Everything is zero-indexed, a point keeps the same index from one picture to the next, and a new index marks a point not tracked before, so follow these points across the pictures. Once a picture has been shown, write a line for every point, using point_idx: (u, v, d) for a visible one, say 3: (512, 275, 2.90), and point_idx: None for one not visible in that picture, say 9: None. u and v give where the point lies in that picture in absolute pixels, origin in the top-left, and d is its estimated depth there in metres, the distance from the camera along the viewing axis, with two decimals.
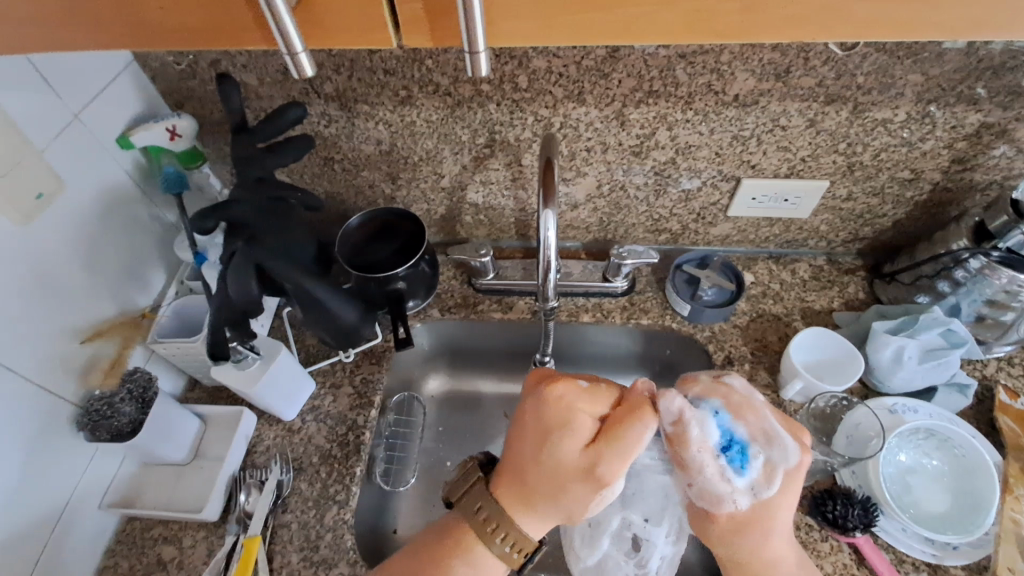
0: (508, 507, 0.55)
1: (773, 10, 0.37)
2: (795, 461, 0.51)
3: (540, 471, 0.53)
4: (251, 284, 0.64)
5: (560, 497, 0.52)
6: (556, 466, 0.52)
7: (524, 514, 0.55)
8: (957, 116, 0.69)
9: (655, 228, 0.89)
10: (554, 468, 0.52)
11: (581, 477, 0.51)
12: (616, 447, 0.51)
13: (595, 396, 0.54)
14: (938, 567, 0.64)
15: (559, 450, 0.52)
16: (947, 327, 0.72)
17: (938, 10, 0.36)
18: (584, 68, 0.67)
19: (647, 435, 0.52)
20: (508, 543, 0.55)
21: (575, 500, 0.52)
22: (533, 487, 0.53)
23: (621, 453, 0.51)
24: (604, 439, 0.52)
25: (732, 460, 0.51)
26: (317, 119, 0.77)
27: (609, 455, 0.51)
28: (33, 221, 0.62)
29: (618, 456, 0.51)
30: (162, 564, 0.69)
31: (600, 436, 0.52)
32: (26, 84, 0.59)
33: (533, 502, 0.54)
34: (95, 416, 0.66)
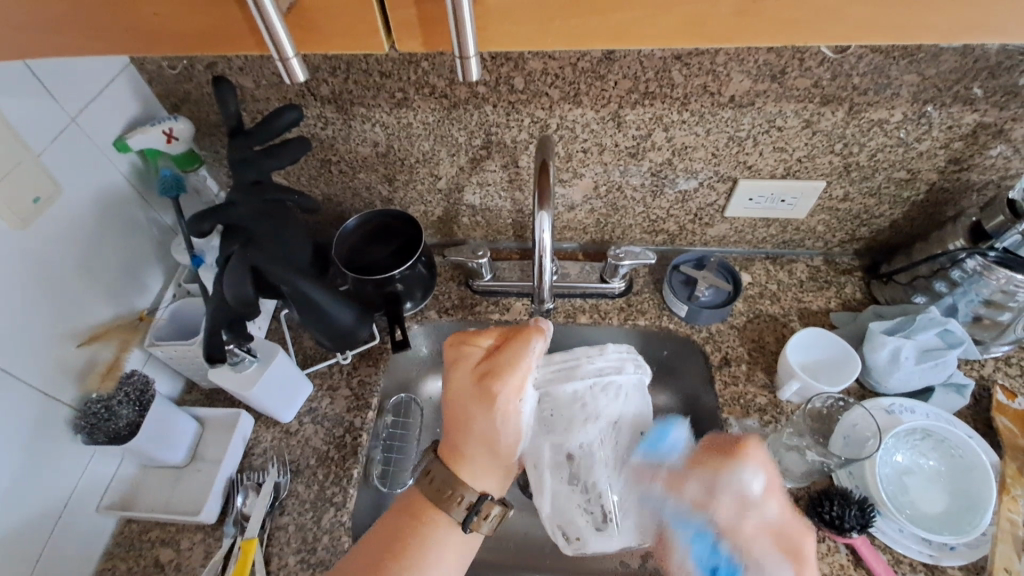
0: (449, 464, 0.58)
1: (764, 15, 0.37)
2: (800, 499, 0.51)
3: (452, 408, 0.59)
4: (247, 286, 0.63)
5: (472, 424, 0.58)
6: (466, 395, 0.58)
7: (467, 463, 0.58)
8: (953, 116, 0.69)
9: (653, 229, 0.89)
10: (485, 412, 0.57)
11: (481, 397, 0.58)
12: (504, 364, 0.58)
13: (480, 334, 0.62)
14: (936, 567, 0.64)
15: (461, 381, 0.59)
16: (945, 327, 0.71)
17: (929, 12, 0.36)
18: (579, 70, 0.67)
19: (534, 350, 0.60)
20: (466, 505, 0.56)
21: (484, 421, 0.57)
22: (452, 430, 0.59)
23: (513, 368, 0.59)
24: (495, 359, 0.59)
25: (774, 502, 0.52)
26: (313, 122, 0.77)
27: (500, 374, 0.58)
28: (30, 225, 0.62)
29: (509, 373, 0.58)
30: (159, 566, 0.69)
31: (494, 360, 0.59)
32: (22, 88, 0.59)
33: (467, 447, 0.58)
34: (93, 419, 0.66)
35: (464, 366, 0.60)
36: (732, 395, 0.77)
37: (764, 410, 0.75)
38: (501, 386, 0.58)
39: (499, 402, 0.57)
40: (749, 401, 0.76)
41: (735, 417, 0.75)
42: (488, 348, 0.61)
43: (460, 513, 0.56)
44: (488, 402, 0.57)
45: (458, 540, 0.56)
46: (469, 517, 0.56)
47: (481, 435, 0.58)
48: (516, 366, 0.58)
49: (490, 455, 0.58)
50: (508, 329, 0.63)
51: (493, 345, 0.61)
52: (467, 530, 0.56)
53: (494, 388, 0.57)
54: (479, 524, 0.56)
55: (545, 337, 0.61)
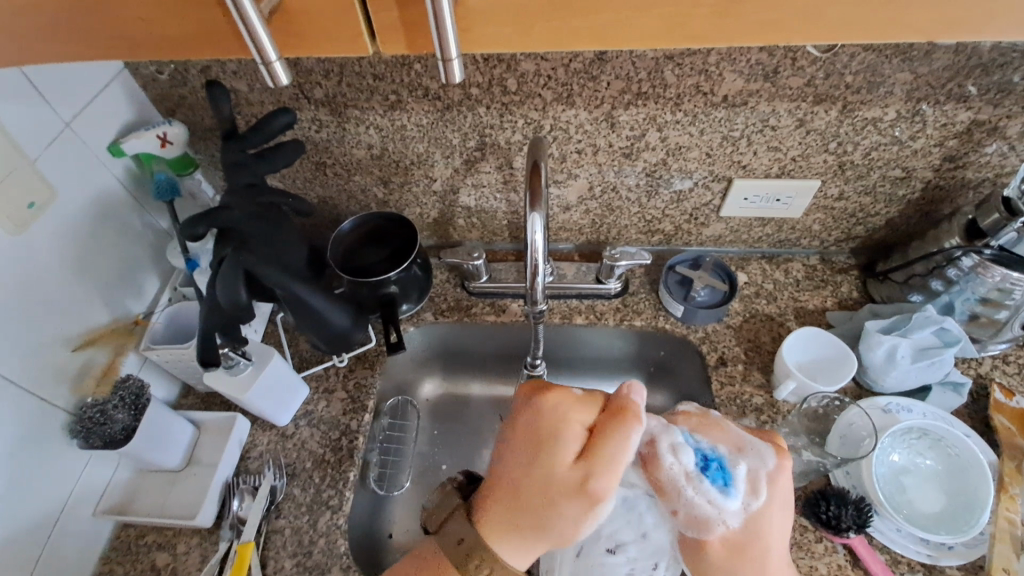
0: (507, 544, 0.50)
1: (746, 16, 0.37)
2: (772, 464, 0.51)
3: (522, 492, 0.50)
4: (239, 288, 0.63)
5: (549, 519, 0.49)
6: (549, 487, 0.49)
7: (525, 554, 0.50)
8: (947, 114, 0.69)
9: (648, 229, 0.89)
10: (554, 495, 0.49)
11: (571, 493, 0.48)
12: (603, 458, 0.49)
13: (581, 407, 0.52)
14: (934, 567, 0.63)
15: (552, 470, 0.49)
16: (940, 326, 0.71)
17: (912, 11, 0.36)
18: (572, 71, 0.67)
19: (634, 441, 0.50)
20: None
21: (566, 520, 0.48)
22: (525, 520, 0.49)
23: (613, 465, 0.49)
24: (594, 454, 0.49)
25: (714, 478, 0.50)
26: (307, 125, 0.77)
27: (604, 471, 0.48)
28: (25, 230, 0.62)
29: (610, 471, 0.49)
30: (156, 570, 0.69)
31: (590, 449, 0.50)
32: (15, 94, 0.59)
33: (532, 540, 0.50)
34: (87, 424, 0.66)
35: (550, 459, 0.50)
36: (729, 395, 0.77)
37: (761, 410, 0.75)
38: (602, 488, 0.48)
39: (594, 506, 0.48)
40: (745, 401, 0.76)
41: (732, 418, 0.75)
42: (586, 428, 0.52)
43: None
44: (572, 503, 0.48)
45: None
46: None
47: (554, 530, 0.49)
48: (617, 459, 0.49)
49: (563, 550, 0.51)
50: (605, 403, 0.53)
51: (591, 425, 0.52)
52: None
53: (591, 489, 0.48)
54: None
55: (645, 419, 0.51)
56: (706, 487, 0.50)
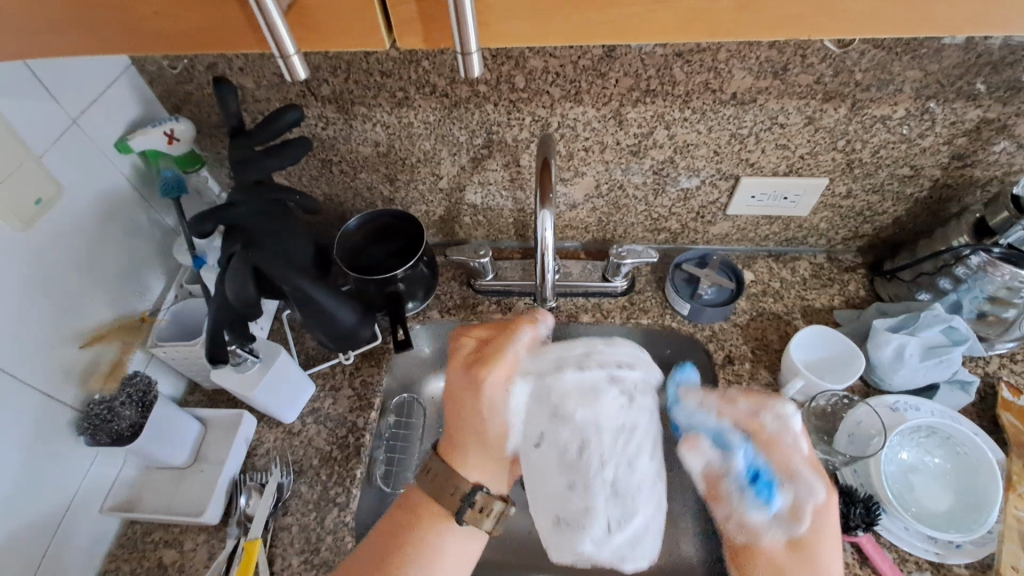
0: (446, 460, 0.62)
1: (765, 11, 0.37)
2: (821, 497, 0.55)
3: (448, 404, 0.63)
4: (249, 287, 0.63)
5: (466, 413, 0.61)
6: (458, 386, 0.62)
7: (465, 458, 0.61)
8: (956, 112, 0.69)
9: (655, 227, 0.89)
10: (460, 392, 0.62)
11: (470, 384, 0.61)
12: (490, 354, 0.62)
13: (474, 331, 0.66)
14: (942, 566, 0.63)
15: (456, 373, 0.62)
16: (949, 324, 0.71)
17: (931, 8, 0.36)
18: (580, 67, 0.67)
19: (521, 339, 0.63)
20: (461, 495, 0.59)
21: (474, 411, 0.61)
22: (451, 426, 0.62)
23: (501, 360, 0.62)
24: (486, 353, 0.62)
25: (760, 490, 0.56)
26: (314, 122, 0.77)
27: (493, 364, 0.61)
28: (33, 226, 0.62)
29: (497, 363, 0.61)
30: (163, 567, 0.69)
31: (482, 352, 0.63)
32: (24, 90, 0.59)
33: (465, 440, 0.62)
34: (95, 420, 0.66)
35: (454, 365, 0.63)
36: None
37: None
38: (487, 373, 0.60)
39: (484, 389, 0.60)
40: None
41: None
42: (478, 342, 0.64)
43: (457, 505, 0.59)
44: (472, 392, 0.61)
45: (456, 535, 0.59)
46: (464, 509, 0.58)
47: (474, 424, 0.61)
48: (504, 355, 0.62)
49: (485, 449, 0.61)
50: (503, 324, 0.67)
51: (483, 341, 0.65)
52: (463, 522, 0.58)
53: (478, 374, 0.61)
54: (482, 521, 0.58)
55: (533, 327, 0.64)
56: (750, 497, 0.56)
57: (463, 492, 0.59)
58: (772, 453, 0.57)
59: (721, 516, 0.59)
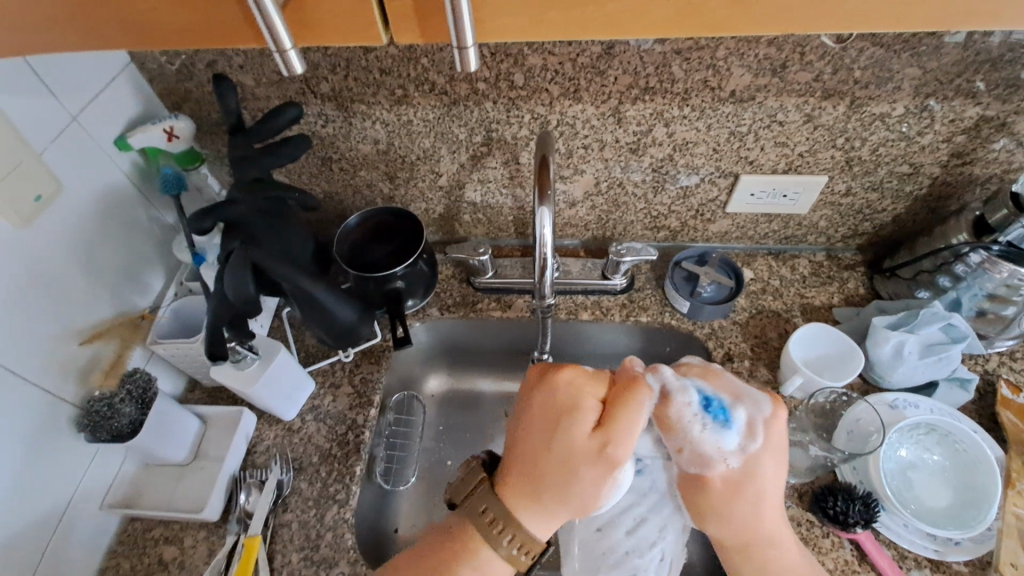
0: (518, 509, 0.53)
1: (762, 6, 0.37)
2: (768, 411, 0.54)
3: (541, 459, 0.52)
4: (248, 282, 0.62)
5: (569, 480, 0.51)
6: (569, 451, 0.51)
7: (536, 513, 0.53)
8: (955, 110, 0.69)
9: (654, 225, 0.89)
10: (568, 453, 0.51)
11: (597, 459, 0.51)
12: (620, 425, 0.52)
13: (591, 388, 0.54)
14: (941, 563, 0.63)
15: (568, 433, 0.52)
16: (948, 321, 0.71)
17: (927, 4, 0.36)
18: (579, 65, 0.67)
19: (644, 411, 0.53)
20: (516, 544, 0.53)
21: (580, 486, 0.51)
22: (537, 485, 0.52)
23: (628, 431, 0.52)
24: (615, 427, 0.52)
25: (714, 415, 0.54)
26: (314, 120, 0.77)
27: (629, 436, 0.52)
28: (33, 223, 0.62)
29: (625, 437, 0.51)
30: (163, 564, 0.69)
31: (608, 419, 0.52)
32: (23, 87, 0.59)
33: (549, 501, 0.52)
34: (95, 417, 0.66)
35: (564, 420, 0.52)
36: None
37: None
38: (621, 451, 0.51)
39: (619, 467, 0.51)
40: None
41: None
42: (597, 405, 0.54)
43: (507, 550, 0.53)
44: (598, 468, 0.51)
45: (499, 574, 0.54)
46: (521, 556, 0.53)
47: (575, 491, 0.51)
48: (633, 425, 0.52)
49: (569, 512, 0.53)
50: (611, 383, 0.55)
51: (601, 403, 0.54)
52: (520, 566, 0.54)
53: (615, 451, 0.51)
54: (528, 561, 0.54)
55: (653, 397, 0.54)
56: (709, 426, 0.53)
57: (508, 538, 0.53)
58: (715, 385, 0.56)
59: (674, 453, 0.55)
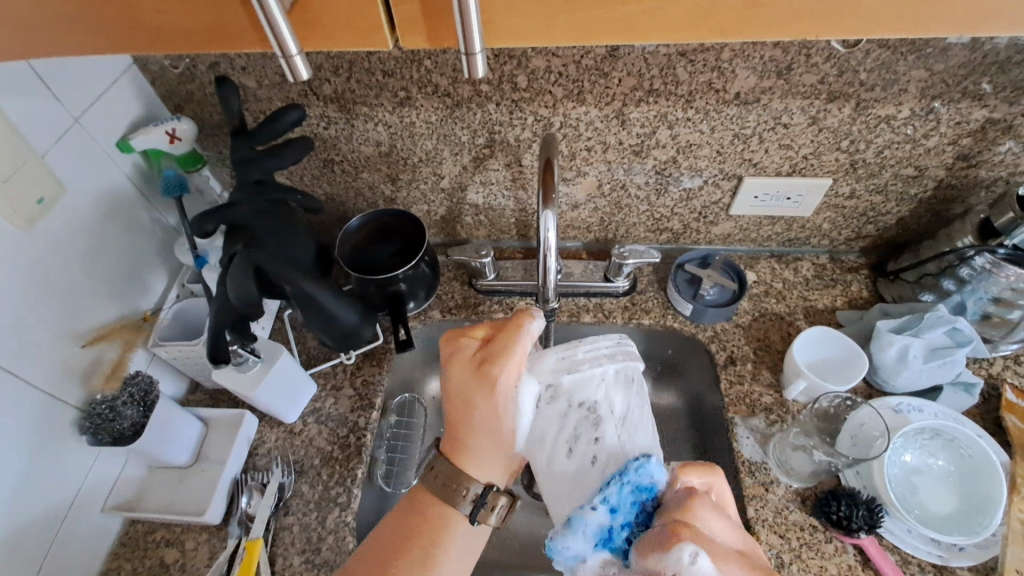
0: (450, 461, 0.55)
1: (772, 8, 0.37)
2: None
3: (451, 404, 0.55)
4: (251, 288, 0.63)
5: (475, 411, 0.54)
6: (463, 387, 0.55)
7: (470, 458, 0.55)
8: (962, 112, 0.68)
9: (657, 227, 0.88)
10: (462, 387, 0.55)
11: (480, 383, 0.54)
12: (500, 349, 0.55)
13: (476, 326, 0.58)
14: (945, 568, 0.63)
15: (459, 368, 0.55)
16: (953, 326, 0.70)
17: (936, 9, 0.36)
18: (583, 67, 0.67)
19: (529, 332, 0.56)
20: (471, 497, 0.53)
21: (485, 412, 0.54)
22: (456, 430, 0.55)
23: (510, 353, 0.55)
24: (498, 352, 0.55)
25: None
26: (315, 121, 0.76)
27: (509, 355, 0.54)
28: (35, 225, 0.62)
29: (507, 359, 0.54)
30: (164, 566, 0.69)
31: (489, 347, 0.55)
32: (26, 89, 0.59)
33: (478, 441, 0.55)
34: (97, 420, 0.66)
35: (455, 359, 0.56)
36: (738, 394, 0.77)
37: (770, 409, 0.75)
38: (500, 371, 0.54)
39: (500, 386, 0.54)
40: (754, 400, 0.76)
41: (741, 417, 0.74)
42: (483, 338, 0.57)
43: (467, 506, 0.53)
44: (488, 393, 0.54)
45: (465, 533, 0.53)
46: (475, 510, 0.53)
47: (485, 419, 0.54)
48: (513, 350, 0.55)
49: (496, 447, 0.55)
50: (500, 319, 0.58)
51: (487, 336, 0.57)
52: (473, 523, 0.53)
53: (493, 371, 0.54)
54: (486, 517, 0.53)
55: (540, 317, 0.57)
56: None
57: (466, 493, 0.53)
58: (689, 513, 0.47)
59: None
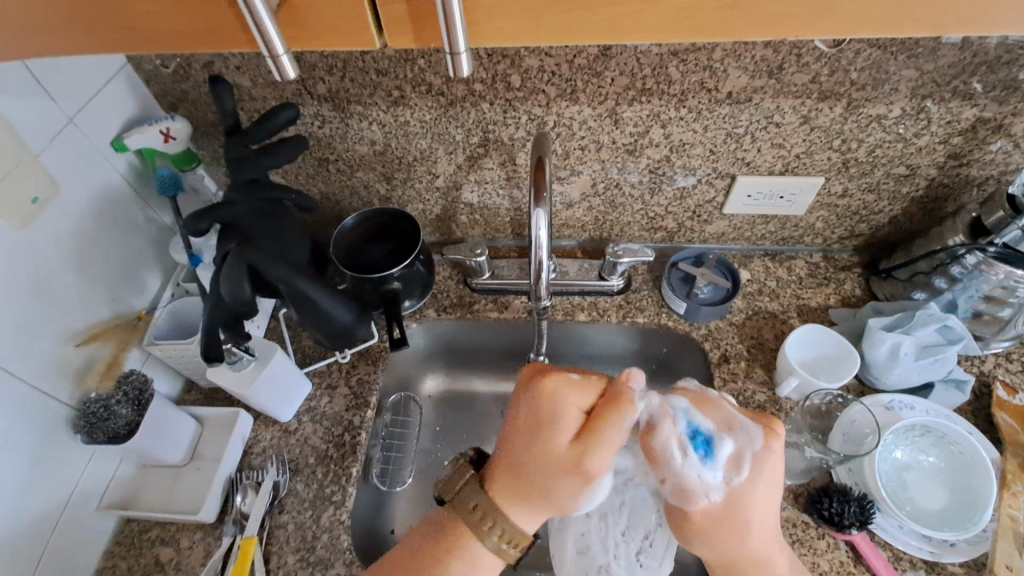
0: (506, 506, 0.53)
1: (758, 9, 0.37)
2: (760, 445, 0.50)
3: (532, 468, 0.51)
4: (244, 287, 0.62)
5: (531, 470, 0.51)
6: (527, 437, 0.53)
7: (528, 513, 0.53)
8: (952, 111, 0.69)
9: (651, 226, 0.89)
10: (548, 459, 0.51)
11: (572, 469, 0.50)
12: (602, 438, 0.50)
13: (576, 389, 0.53)
14: (936, 564, 0.63)
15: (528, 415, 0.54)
16: (943, 323, 0.71)
17: (921, 9, 0.36)
18: (576, 66, 0.67)
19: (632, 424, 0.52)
20: (505, 538, 0.53)
21: (568, 493, 0.51)
22: (526, 489, 0.52)
23: (610, 443, 0.51)
24: (589, 432, 0.51)
25: (697, 447, 0.51)
26: (310, 120, 0.77)
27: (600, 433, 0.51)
28: (29, 225, 0.62)
29: (605, 451, 0.50)
30: (160, 565, 0.69)
31: (589, 430, 0.51)
32: (20, 88, 0.59)
33: (524, 495, 0.52)
34: (91, 418, 0.66)
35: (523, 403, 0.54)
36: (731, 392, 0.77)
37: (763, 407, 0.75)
38: (598, 465, 0.50)
39: (592, 480, 0.50)
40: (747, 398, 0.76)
41: None
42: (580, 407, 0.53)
43: (496, 544, 0.53)
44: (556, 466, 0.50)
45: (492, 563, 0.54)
46: (506, 548, 0.53)
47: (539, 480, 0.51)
48: (616, 441, 0.51)
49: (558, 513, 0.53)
50: (604, 386, 0.54)
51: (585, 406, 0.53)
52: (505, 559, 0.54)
53: (591, 466, 0.50)
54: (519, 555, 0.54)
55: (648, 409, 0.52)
56: (693, 458, 0.50)
57: (498, 532, 0.53)
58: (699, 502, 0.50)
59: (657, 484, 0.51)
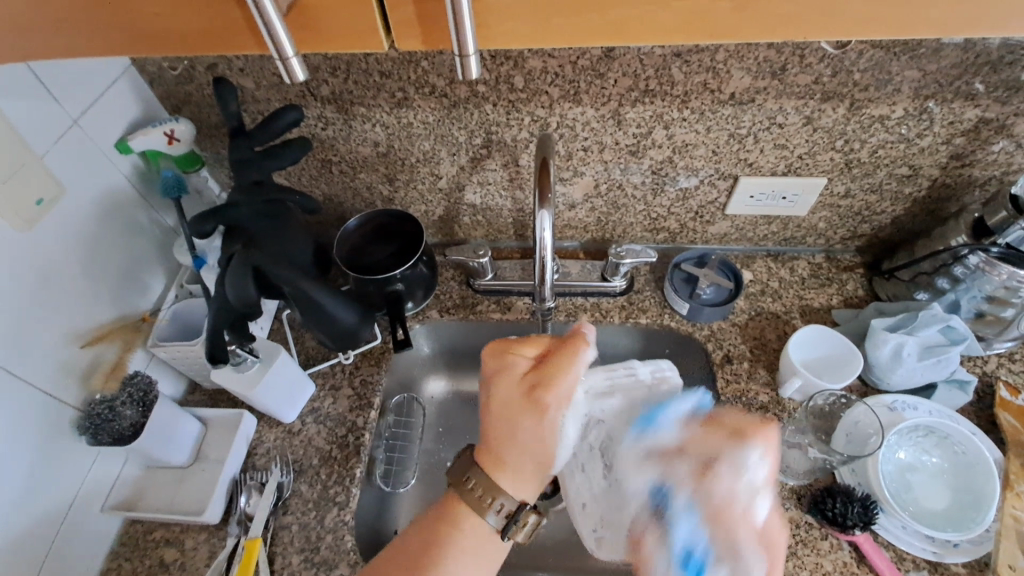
0: (483, 468, 0.55)
1: (765, 12, 0.37)
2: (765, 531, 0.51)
3: (494, 418, 0.56)
4: (249, 288, 0.63)
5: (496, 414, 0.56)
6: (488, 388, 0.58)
7: (507, 473, 0.54)
8: (955, 112, 0.69)
9: (654, 227, 0.89)
10: (506, 405, 0.55)
11: (529, 407, 0.55)
12: (551, 373, 0.56)
13: (524, 346, 0.60)
14: (939, 564, 0.63)
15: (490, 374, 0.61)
16: (946, 323, 0.71)
17: (928, 11, 0.37)
18: (579, 68, 0.67)
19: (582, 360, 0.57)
20: (503, 513, 0.53)
21: (531, 435, 0.54)
22: (492, 441, 0.55)
23: (563, 381, 0.56)
24: (544, 369, 0.57)
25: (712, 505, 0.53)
26: (314, 122, 0.77)
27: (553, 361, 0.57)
28: (34, 227, 0.62)
29: (558, 383, 0.55)
30: (164, 566, 0.69)
31: (541, 371, 0.56)
32: (24, 91, 0.60)
33: (500, 450, 0.55)
34: (96, 420, 0.66)
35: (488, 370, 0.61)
36: (734, 392, 0.77)
37: (766, 407, 0.75)
38: (551, 398, 0.55)
39: (549, 414, 0.55)
40: (750, 398, 0.76)
41: None
42: (531, 359, 0.59)
43: (496, 520, 0.53)
44: (516, 404, 0.55)
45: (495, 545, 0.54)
46: (508, 525, 0.53)
47: (504, 425, 0.55)
48: (566, 374, 0.56)
49: (536, 468, 0.55)
50: (551, 340, 0.61)
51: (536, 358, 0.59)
52: (504, 539, 0.53)
53: (544, 398, 0.55)
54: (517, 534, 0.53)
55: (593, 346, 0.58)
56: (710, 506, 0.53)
57: (498, 507, 0.53)
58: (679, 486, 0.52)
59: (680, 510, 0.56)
